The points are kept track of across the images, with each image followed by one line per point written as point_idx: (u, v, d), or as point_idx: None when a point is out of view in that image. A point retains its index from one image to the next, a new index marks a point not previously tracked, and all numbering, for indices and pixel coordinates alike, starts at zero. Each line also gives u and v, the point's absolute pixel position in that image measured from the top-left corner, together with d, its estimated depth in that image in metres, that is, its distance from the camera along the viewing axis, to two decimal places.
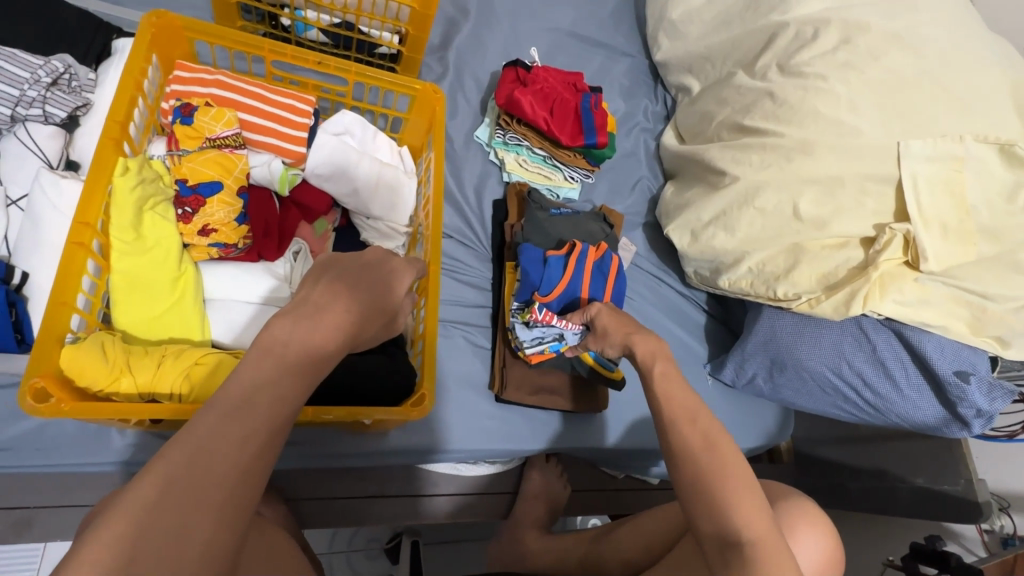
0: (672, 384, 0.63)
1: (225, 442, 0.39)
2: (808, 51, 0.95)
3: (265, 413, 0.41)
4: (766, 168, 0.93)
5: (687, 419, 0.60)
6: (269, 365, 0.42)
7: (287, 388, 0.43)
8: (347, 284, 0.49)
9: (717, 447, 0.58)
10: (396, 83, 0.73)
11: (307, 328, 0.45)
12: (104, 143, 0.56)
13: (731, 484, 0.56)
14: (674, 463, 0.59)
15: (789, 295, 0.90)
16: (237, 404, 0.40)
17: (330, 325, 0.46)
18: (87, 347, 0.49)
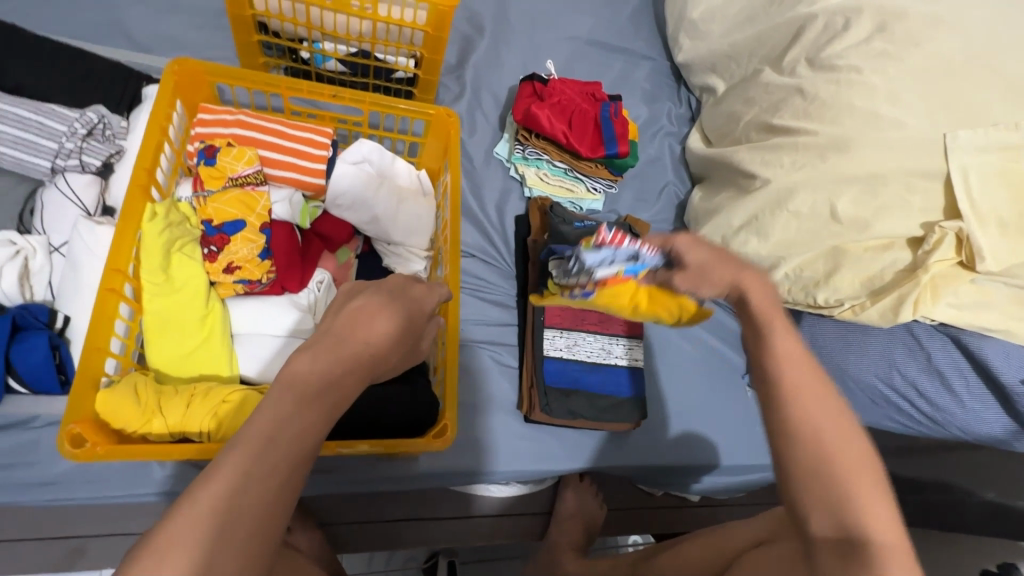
0: (789, 346, 0.49)
1: (250, 478, 0.37)
2: (839, 42, 0.90)
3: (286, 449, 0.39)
4: (799, 168, 0.88)
5: (811, 390, 0.47)
6: (290, 399, 0.40)
7: (310, 421, 0.41)
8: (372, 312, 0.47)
9: (848, 432, 0.46)
10: (410, 109, 0.73)
11: (329, 358, 0.43)
12: (132, 191, 0.58)
13: (857, 477, 0.45)
14: (785, 442, 0.47)
15: (831, 301, 0.84)
16: (262, 439, 0.38)
17: (351, 354, 0.44)
18: (120, 392, 0.51)
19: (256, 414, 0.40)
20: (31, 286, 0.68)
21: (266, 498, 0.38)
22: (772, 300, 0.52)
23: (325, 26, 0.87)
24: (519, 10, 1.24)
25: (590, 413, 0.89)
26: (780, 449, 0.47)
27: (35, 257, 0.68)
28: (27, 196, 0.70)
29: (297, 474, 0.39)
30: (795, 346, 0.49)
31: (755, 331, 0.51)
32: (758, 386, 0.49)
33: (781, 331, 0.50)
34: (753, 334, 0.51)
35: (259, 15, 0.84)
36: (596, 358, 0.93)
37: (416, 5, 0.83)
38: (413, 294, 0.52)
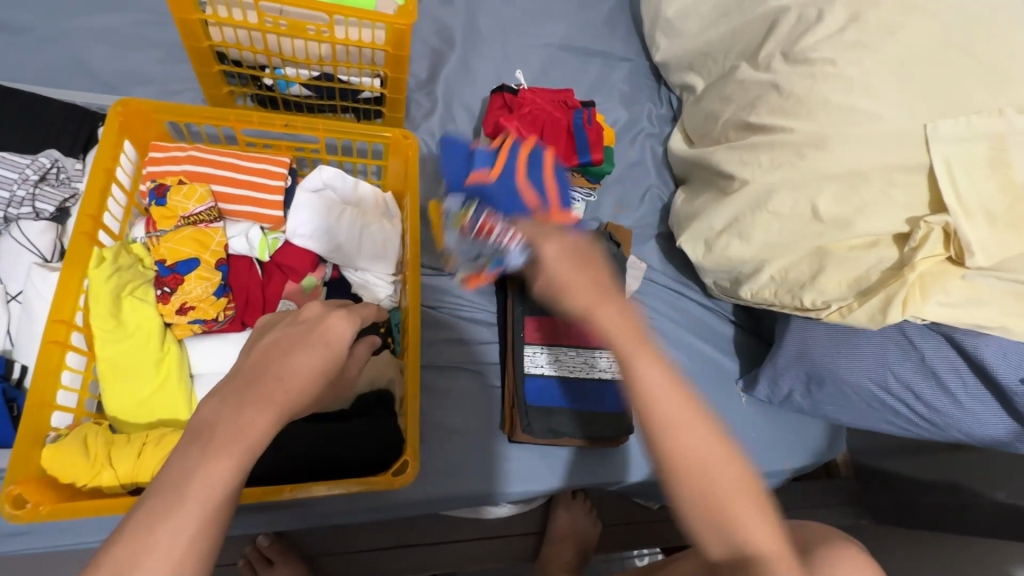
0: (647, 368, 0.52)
1: (151, 537, 0.38)
2: (813, 34, 0.87)
3: (191, 503, 0.40)
4: (777, 168, 0.85)
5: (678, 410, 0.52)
6: (192, 452, 0.41)
7: (214, 472, 0.41)
8: (282, 347, 0.47)
9: (728, 460, 0.51)
10: (367, 132, 0.72)
11: (237, 404, 0.43)
12: (77, 238, 0.58)
13: (734, 494, 0.50)
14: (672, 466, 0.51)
15: (817, 304, 0.81)
16: (162, 498, 0.39)
17: (257, 397, 0.44)
18: (67, 446, 0.51)
19: (165, 472, 0.41)
20: None
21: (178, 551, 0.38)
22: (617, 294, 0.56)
23: (284, 52, 0.86)
24: (491, 20, 1.23)
25: (573, 430, 0.87)
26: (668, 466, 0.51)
27: None
28: None
29: (207, 525, 0.40)
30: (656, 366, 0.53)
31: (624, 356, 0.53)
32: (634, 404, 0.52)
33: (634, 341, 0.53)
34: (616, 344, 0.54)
35: (217, 45, 0.84)
36: (579, 372, 0.89)
37: (373, 25, 0.82)
38: (331, 323, 0.51)
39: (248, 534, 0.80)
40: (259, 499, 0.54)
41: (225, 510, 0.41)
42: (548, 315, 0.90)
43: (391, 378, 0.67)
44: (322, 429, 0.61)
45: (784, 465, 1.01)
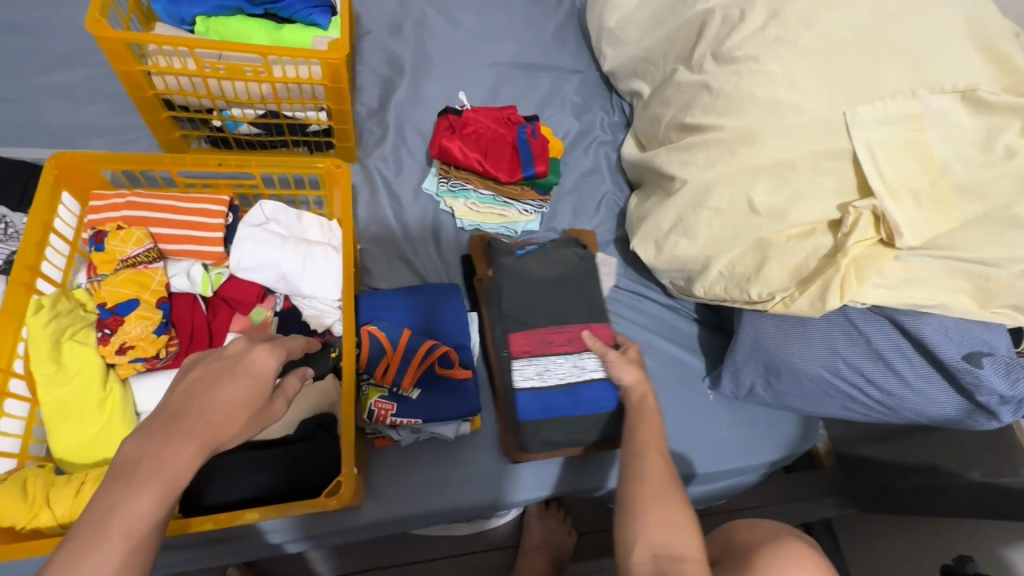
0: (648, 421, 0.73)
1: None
2: (738, 33, 0.89)
3: (115, 541, 0.40)
4: (713, 165, 0.87)
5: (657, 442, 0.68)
6: (116, 491, 0.41)
7: (139, 509, 0.41)
8: (206, 383, 0.46)
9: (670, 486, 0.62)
10: (302, 165, 0.75)
11: (158, 442, 0.42)
12: (14, 288, 0.60)
13: (670, 500, 0.59)
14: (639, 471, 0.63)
15: (763, 296, 0.82)
16: (87, 539, 0.39)
17: (179, 432, 0.43)
18: (4, 490, 0.52)
19: (87, 513, 0.41)
20: None
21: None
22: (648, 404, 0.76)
23: (227, 94, 0.89)
24: (439, 46, 1.26)
25: (567, 439, 0.84)
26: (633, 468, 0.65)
27: None
28: None
29: (131, 564, 0.40)
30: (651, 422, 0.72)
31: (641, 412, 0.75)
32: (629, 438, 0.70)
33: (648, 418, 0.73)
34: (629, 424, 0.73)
35: (162, 93, 0.87)
36: (570, 377, 0.86)
37: (308, 62, 0.85)
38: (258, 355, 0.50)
39: (215, 567, 0.81)
40: (199, 527, 0.55)
41: (149, 546, 0.41)
42: (531, 328, 0.88)
43: (335, 402, 0.70)
44: (262, 455, 0.62)
45: (757, 459, 1.01)
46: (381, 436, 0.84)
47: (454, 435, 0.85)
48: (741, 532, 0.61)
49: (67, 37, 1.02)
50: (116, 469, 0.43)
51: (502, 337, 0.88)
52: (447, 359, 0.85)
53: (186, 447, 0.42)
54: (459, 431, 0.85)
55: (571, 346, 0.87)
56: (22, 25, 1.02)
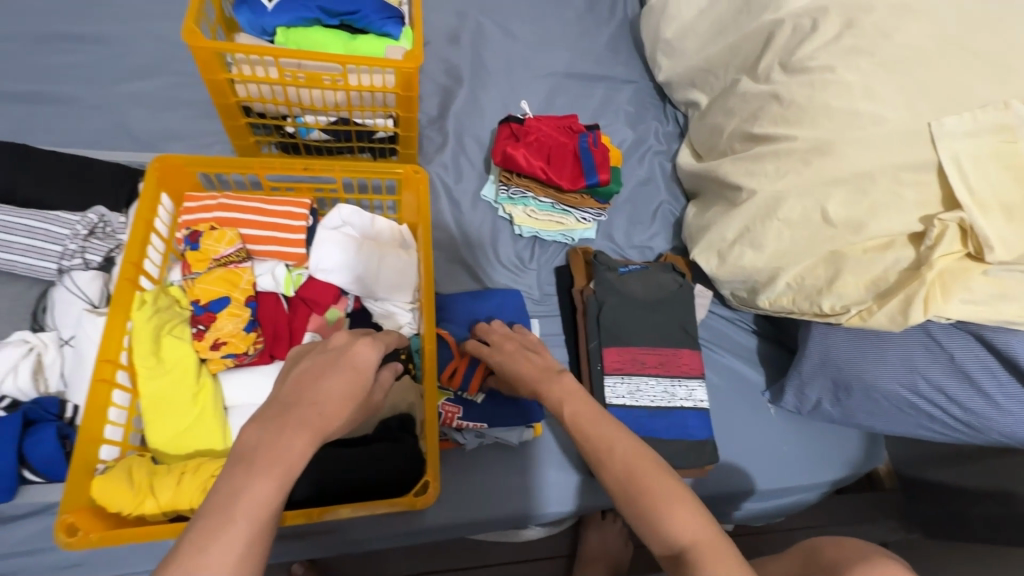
0: (568, 402, 0.59)
1: (203, 562, 0.38)
2: (810, 43, 0.88)
3: (240, 523, 0.40)
4: (783, 175, 0.86)
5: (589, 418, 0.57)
6: (238, 475, 0.42)
7: (262, 492, 0.42)
8: (317, 372, 0.49)
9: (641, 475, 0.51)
10: (380, 170, 0.77)
11: (277, 426, 0.44)
12: (121, 284, 0.63)
13: (642, 489, 0.51)
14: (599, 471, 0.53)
15: (837, 309, 0.81)
16: (213, 519, 0.40)
17: (297, 417, 0.45)
18: (112, 477, 0.55)
19: (208, 498, 0.42)
20: (45, 380, 0.67)
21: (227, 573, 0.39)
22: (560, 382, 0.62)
23: (303, 101, 0.92)
24: (496, 56, 1.29)
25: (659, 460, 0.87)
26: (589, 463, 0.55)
27: (48, 353, 0.67)
28: (40, 295, 0.71)
29: (254, 545, 0.40)
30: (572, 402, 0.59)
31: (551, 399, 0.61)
32: (572, 436, 0.57)
33: (562, 400, 0.59)
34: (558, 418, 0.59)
35: (243, 100, 0.91)
36: (660, 401, 0.90)
37: (383, 71, 0.88)
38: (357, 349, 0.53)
39: (282, 563, 0.82)
40: (289, 522, 0.56)
41: (268, 530, 0.41)
42: (626, 345, 0.92)
43: (410, 403, 0.70)
44: (349, 455, 0.62)
45: (822, 477, 0.98)
46: (446, 440, 0.85)
47: (518, 441, 0.86)
48: (826, 549, 0.58)
49: (149, 47, 1.08)
50: (232, 458, 0.45)
51: (598, 351, 0.93)
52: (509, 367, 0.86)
53: (305, 431, 0.44)
54: (524, 437, 0.86)
55: (663, 369, 0.92)
56: (107, 35, 1.07)
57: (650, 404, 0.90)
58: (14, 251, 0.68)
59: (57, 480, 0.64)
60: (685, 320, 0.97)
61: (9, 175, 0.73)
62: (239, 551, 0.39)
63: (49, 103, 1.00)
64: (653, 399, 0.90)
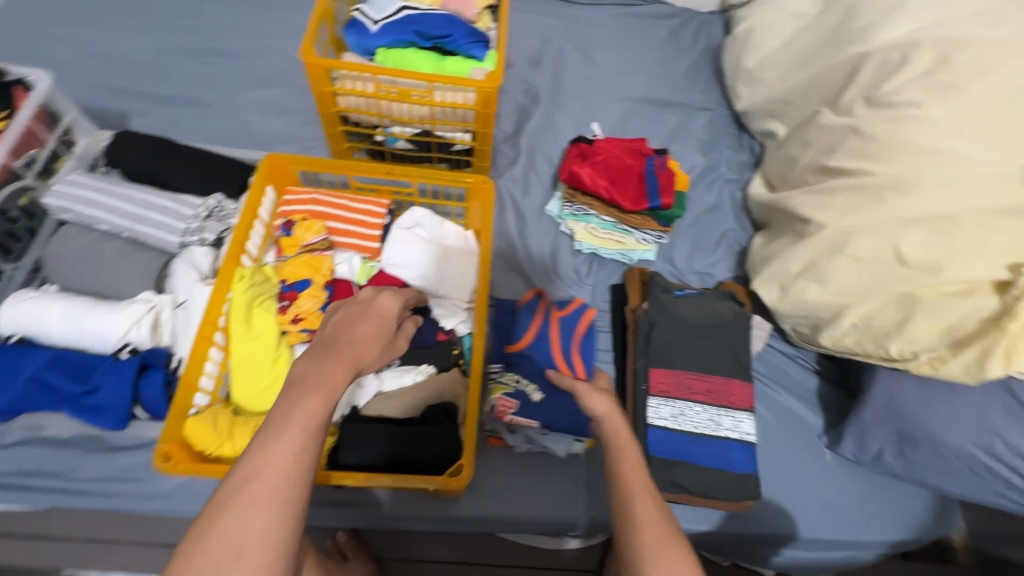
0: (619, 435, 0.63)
1: (267, 456, 0.46)
2: (897, 78, 0.86)
3: (296, 427, 0.47)
4: (856, 211, 0.83)
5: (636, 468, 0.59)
6: (296, 392, 0.49)
7: (314, 405, 0.49)
8: (351, 319, 0.58)
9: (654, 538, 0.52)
10: (453, 179, 0.85)
11: (321, 360, 0.53)
12: (228, 259, 0.75)
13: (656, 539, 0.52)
14: (628, 531, 0.54)
15: (905, 354, 0.77)
16: (275, 425, 0.47)
17: (340, 348, 0.54)
18: (202, 419, 0.64)
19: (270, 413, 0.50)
20: (160, 334, 0.79)
21: (287, 463, 0.46)
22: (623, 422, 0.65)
23: (393, 113, 1.02)
24: (574, 80, 1.34)
25: (696, 486, 0.86)
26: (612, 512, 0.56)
27: (165, 311, 0.79)
28: (162, 266, 0.83)
29: (308, 446, 0.47)
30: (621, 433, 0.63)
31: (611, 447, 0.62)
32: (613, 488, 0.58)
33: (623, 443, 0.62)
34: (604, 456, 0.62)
35: (342, 110, 1.02)
36: (705, 428, 0.89)
37: (465, 89, 0.96)
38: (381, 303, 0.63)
39: (327, 528, 0.89)
40: (330, 480, 0.64)
41: (319, 437, 0.48)
42: (674, 369, 0.92)
43: (456, 395, 0.76)
44: (399, 431, 0.70)
45: (880, 536, 0.91)
46: (497, 438, 0.89)
47: (565, 453, 0.88)
48: None
49: (271, 62, 1.24)
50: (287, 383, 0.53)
51: (644, 371, 0.93)
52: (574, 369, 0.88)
53: (343, 362, 0.53)
54: (570, 449, 0.88)
55: (710, 397, 0.91)
56: (239, 51, 1.24)
57: (694, 430, 0.89)
58: (148, 224, 0.81)
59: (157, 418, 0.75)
60: (738, 349, 0.95)
61: (153, 164, 0.87)
62: (297, 451, 0.47)
63: (186, 106, 1.18)
64: (697, 426, 0.89)
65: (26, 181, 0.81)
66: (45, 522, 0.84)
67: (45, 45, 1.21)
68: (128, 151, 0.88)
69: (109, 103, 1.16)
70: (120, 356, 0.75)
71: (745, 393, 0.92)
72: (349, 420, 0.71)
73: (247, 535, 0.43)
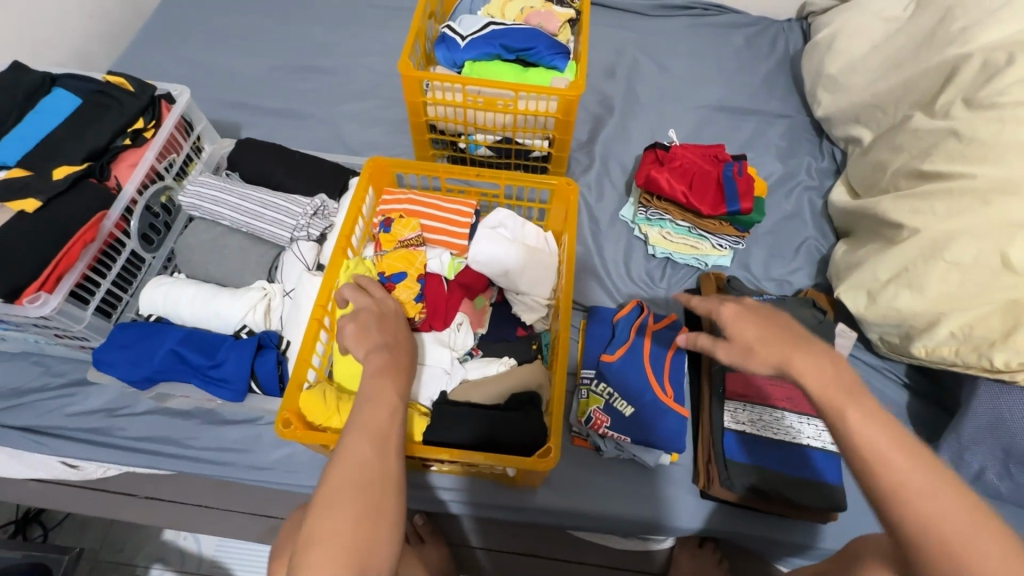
0: (819, 384, 0.53)
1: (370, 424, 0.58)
2: (1002, 79, 0.82)
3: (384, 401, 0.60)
4: (956, 215, 0.80)
5: (891, 449, 0.48)
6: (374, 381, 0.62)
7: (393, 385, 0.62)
8: (377, 321, 0.69)
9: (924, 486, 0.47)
10: (538, 181, 0.89)
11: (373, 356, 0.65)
12: (335, 252, 0.81)
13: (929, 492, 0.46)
14: (899, 503, 0.47)
15: (1013, 366, 0.73)
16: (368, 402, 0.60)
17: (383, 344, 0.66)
18: (316, 393, 0.71)
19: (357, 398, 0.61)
20: (271, 319, 0.88)
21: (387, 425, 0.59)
22: (836, 388, 0.52)
23: (478, 122, 1.08)
24: (648, 90, 1.36)
25: (777, 494, 0.83)
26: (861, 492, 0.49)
27: (276, 299, 0.88)
28: (274, 257, 0.93)
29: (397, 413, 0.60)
30: (827, 384, 0.53)
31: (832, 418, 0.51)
32: (859, 466, 0.49)
33: (855, 419, 0.50)
34: (834, 430, 0.51)
35: (431, 119, 1.09)
36: (786, 435, 0.87)
37: (548, 98, 1.01)
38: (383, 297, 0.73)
39: (407, 509, 0.94)
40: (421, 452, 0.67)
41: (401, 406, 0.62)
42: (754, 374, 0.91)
43: (541, 384, 0.78)
44: (488, 415, 0.73)
45: None
46: (583, 438, 0.92)
47: (654, 464, 0.90)
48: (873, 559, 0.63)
49: (364, 78, 1.35)
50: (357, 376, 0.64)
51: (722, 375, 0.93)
52: (662, 384, 0.92)
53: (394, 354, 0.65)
54: (661, 461, 0.90)
55: (792, 404, 0.89)
56: (337, 67, 1.36)
57: (775, 437, 0.87)
58: (264, 220, 0.91)
59: (269, 394, 0.82)
60: None
61: (268, 167, 0.97)
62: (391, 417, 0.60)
63: (289, 117, 1.30)
64: (777, 433, 0.88)
65: (167, 181, 0.93)
66: (164, 485, 0.94)
67: (173, 66, 1.37)
68: (248, 155, 0.98)
69: (224, 116, 1.29)
70: (240, 335, 0.85)
71: None
72: (438, 403, 0.76)
73: (368, 480, 0.55)
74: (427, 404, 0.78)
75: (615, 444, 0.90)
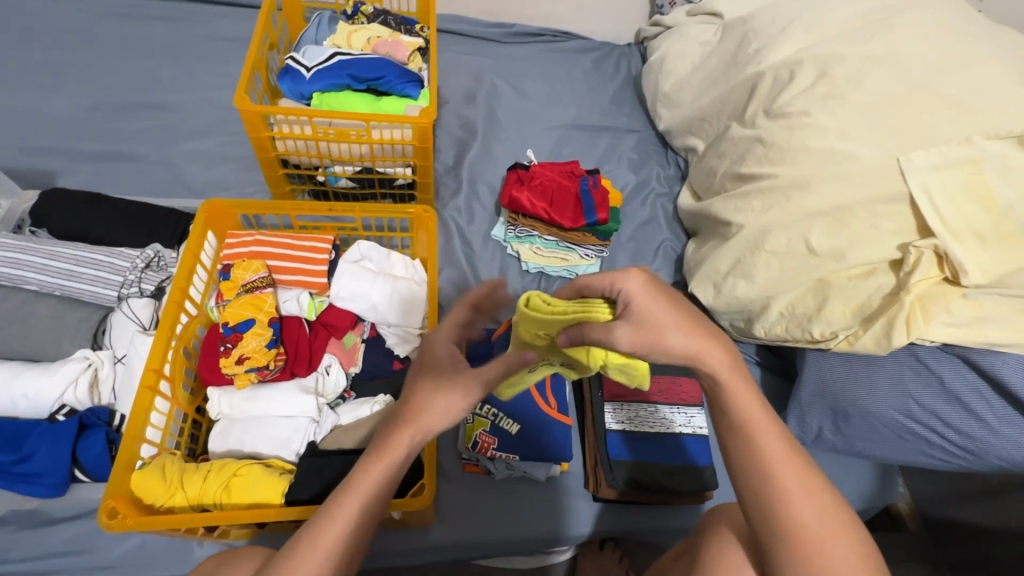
0: (748, 406, 0.55)
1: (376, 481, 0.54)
2: (788, 92, 0.97)
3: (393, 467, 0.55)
4: (768, 210, 0.92)
5: (788, 463, 0.54)
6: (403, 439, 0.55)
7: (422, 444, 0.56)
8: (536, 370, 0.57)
9: (807, 495, 0.53)
10: (397, 210, 0.88)
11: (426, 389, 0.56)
12: (169, 305, 0.73)
13: (809, 498, 0.53)
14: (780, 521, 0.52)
15: (826, 334, 0.84)
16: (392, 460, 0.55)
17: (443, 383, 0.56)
18: (149, 470, 0.64)
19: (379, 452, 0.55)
20: (99, 392, 0.76)
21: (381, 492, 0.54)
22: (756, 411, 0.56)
23: (333, 153, 1.05)
24: (509, 112, 1.42)
25: (659, 483, 0.87)
26: (753, 501, 0.54)
27: (104, 368, 0.77)
28: (100, 319, 0.81)
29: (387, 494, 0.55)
30: (755, 408, 0.55)
31: (743, 436, 0.55)
32: (755, 480, 0.54)
33: (765, 438, 0.54)
34: (740, 444, 0.55)
35: (281, 154, 1.04)
36: (660, 428, 0.93)
37: (402, 126, 1.00)
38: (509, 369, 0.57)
39: None
40: (283, 517, 0.62)
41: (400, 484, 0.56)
42: None
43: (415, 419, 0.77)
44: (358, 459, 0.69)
45: None
46: (474, 464, 0.90)
47: (545, 477, 0.91)
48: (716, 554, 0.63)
49: (207, 113, 1.25)
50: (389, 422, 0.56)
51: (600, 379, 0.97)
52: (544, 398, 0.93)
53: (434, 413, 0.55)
54: (550, 473, 0.90)
55: (663, 396, 0.95)
56: (173, 104, 1.25)
57: (651, 430, 0.92)
58: (83, 280, 0.79)
59: (101, 480, 0.72)
60: None
61: (86, 219, 0.86)
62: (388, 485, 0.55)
63: (119, 160, 1.16)
64: (653, 426, 0.92)
65: None
66: None
67: None
68: (58, 208, 0.86)
69: (35, 164, 1.13)
70: (57, 418, 0.73)
71: (694, 389, 0.97)
72: (304, 457, 0.71)
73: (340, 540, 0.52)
74: (294, 458, 0.73)
75: (507, 465, 0.89)
